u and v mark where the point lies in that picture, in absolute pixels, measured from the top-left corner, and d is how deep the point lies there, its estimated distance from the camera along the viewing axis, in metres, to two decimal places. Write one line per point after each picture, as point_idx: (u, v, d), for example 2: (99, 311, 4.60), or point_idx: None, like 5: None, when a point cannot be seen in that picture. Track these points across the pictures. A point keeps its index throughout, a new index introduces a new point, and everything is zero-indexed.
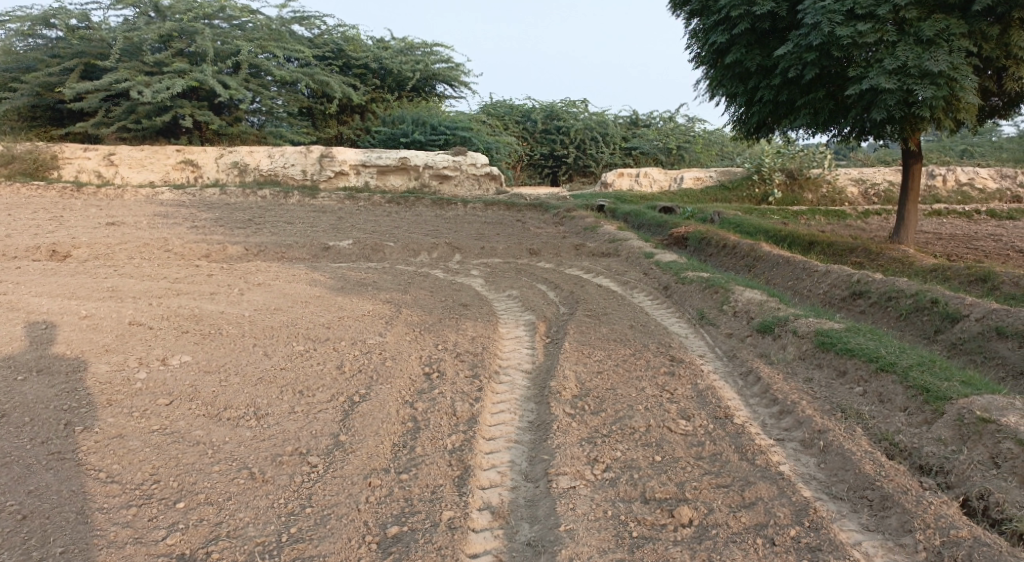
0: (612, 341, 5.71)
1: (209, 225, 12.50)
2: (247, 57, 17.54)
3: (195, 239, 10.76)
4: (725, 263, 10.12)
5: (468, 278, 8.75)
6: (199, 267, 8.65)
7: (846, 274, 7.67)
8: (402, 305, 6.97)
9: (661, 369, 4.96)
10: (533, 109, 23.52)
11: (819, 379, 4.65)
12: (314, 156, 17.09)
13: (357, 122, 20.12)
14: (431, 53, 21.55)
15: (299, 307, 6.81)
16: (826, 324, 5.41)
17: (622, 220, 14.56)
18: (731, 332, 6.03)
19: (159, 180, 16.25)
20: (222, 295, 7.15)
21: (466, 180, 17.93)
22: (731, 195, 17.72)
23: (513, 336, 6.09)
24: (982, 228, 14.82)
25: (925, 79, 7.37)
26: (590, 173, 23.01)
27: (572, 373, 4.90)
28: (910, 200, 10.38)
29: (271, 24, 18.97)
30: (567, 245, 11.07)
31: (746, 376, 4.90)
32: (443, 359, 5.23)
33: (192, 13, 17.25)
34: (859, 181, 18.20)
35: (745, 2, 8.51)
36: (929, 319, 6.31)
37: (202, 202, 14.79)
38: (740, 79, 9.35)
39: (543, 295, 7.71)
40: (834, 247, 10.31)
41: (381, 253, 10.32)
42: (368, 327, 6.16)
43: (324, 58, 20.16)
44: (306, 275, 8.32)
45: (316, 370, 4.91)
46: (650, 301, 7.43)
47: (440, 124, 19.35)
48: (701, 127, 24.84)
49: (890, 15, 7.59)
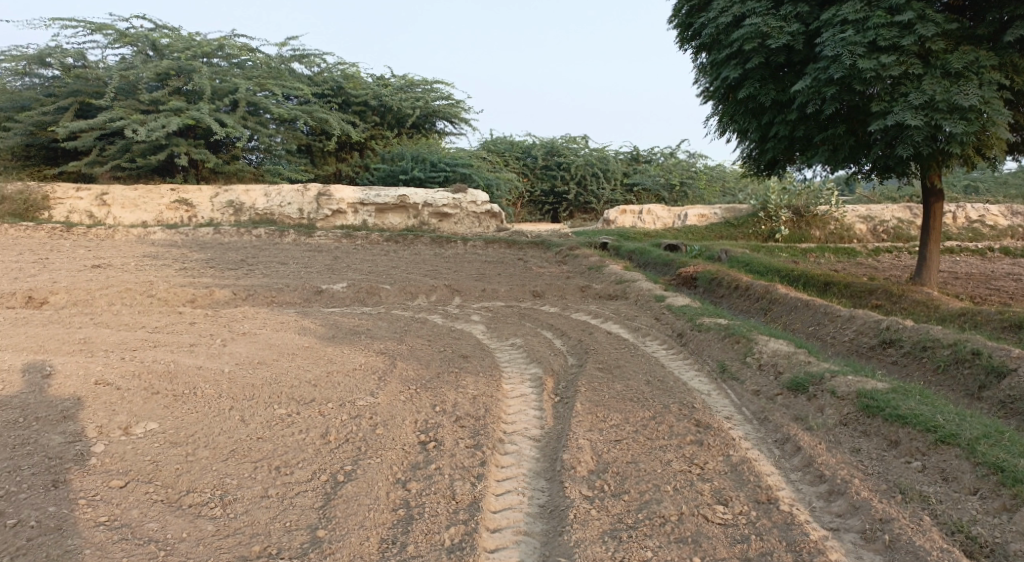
0: (628, 400, 5.15)
1: (200, 266, 12.02)
2: (245, 95, 17.29)
3: (182, 282, 10.28)
4: (738, 306, 9.60)
5: (469, 324, 8.22)
6: (183, 314, 8.13)
7: (873, 320, 7.17)
8: (398, 358, 6.42)
9: (687, 436, 4.40)
10: (533, 146, 23.25)
11: (867, 450, 4.11)
12: (310, 195, 16.67)
13: (356, 160, 19.81)
14: (430, 91, 21.36)
15: (284, 360, 6.26)
16: (867, 383, 4.86)
17: (627, 258, 14.09)
18: (758, 390, 5.47)
19: (152, 220, 15.84)
20: (204, 347, 6.61)
21: (466, 218, 17.49)
22: (736, 231, 17.29)
23: (518, 394, 5.52)
24: (1000, 266, 14.33)
25: (953, 114, 6.98)
26: (591, 210, 22.65)
27: (586, 441, 4.34)
28: (931, 239, 9.90)
29: (270, 62, 18.81)
30: (572, 286, 10.59)
31: (783, 444, 4.36)
32: (442, 424, 4.67)
33: (190, 52, 17.07)
34: (867, 218, 17.79)
35: (759, 35, 8.16)
36: (972, 373, 5.78)
37: (195, 242, 14.37)
38: (752, 114, 8.97)
39: (550, 344, 7.16)
40: (852, 288, 9.80)
41: (377, 296, 9.83)
42: (359, 384, 5.59)
43: (323, 95, 19.96)
44: (295, 322, 7.80)
45: (298, 440, 4.34)
46: (664, 351, 6.88)
47: (439, 161, 19.01)
48: (703, 163, 24.56)
49: (914, 47, 7.23)
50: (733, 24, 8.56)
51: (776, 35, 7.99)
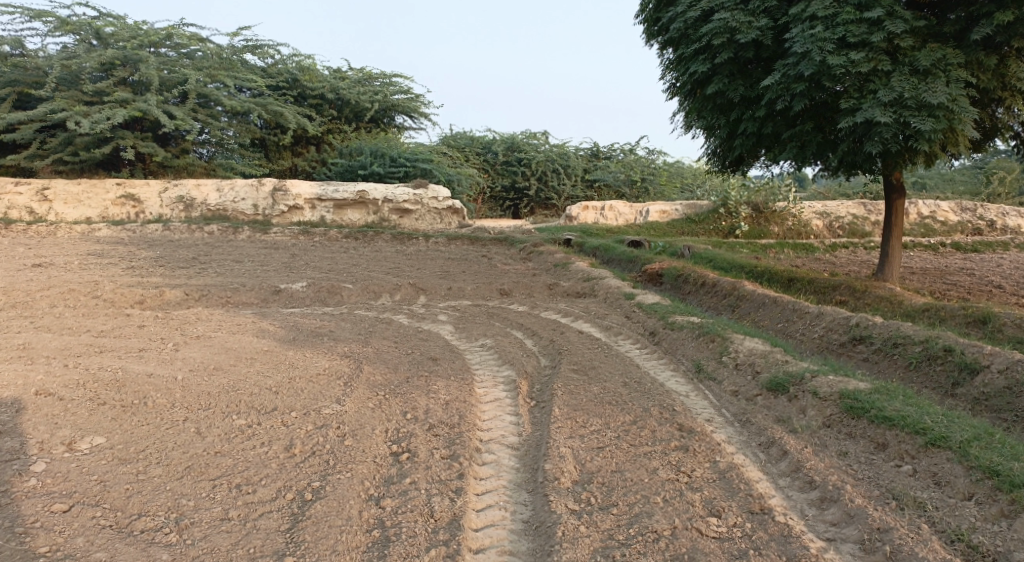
0: (607, 404, 4.97)
1: (149, 265, 11.45)
2: (195, 86, 16.63)
3: (130, 282, 9.74)
4: (706, 303, 9.54)
5: (435, 324, 7.96)
6: (131, 316, 7.66)
7: (843, 317, 7.16)
8: (363, 361, 6.12)
9: (671, 441, 4.25)
10: (493, 141, 23.01)
11: (855, 453, 4.01)
12: (266, 190, 16.10)
13: (313, 154, 19.23)
14: (389, 84, 20.91)
15: (242, 366, 5.89)
16: (849, 383, 4.79)
17: (591, 255, 13.98)
18: (737, 390, 5.37)
19: (97, 217, 15.10)
20: (154, 353, 6.19)
21: (427, 214, 17.14)
22: (697, 228, 17.35)
23: (492, 399, 5.29)
24: (951, 261, 14.71)
25: (922, 111, 7.01)
26: (552, 206, 22.54)
27: (568, 449, 4.15)
28: (893, 235, 10.01)
29: (221, 53, 18.12)
30: (538, 284, 10.40)
31: (768, 448, 4.24)
32: (414, 433, 4.41)
33: (136, 41, 16.31)
34: (824, 214, 18.06)
35: (728, 30, 8.09)
36: (945, 370, 5.78)
37: (143, 240, 13.73)
38: (720, 110, 8.91)
39: (521, 344, 6.94)
40: (816, 284, 9.84)
41: (338, 296, 9.47)
42: (323, 391, 5.28)
43: (278, 88, 19.38)
44: (253, 324, 7.43)
45: (260, 454, 4.04)
46: (638, 351, 6.73)
47: (399, 156, 18.60)
48: (662, 159, 24.64)
49: (883, 44, 7.24)
50: (702, 19, 8.48)
51: (745, 29, 7.93)
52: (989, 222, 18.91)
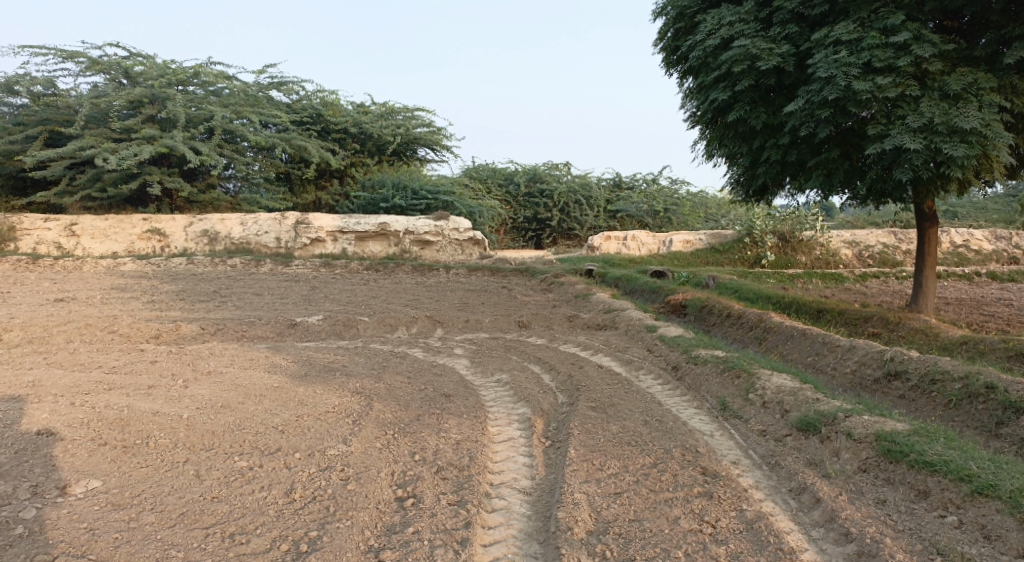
0: (626, 445, 4.71)
1: (169, 298, 11.47)
2: (221, 122, 16.88)
3: (148, 316, 9.71)
4: (731, 336, 9.21)
5: (451, 358, 7.77)
6: (144, 351, 7.58)
7: (876, 350, 6.82)
8: (375, 398, 5.93)
9: (694, 487, 3.97)
10: (515, 172, 23.01)
11: (894, 501, 3.70)
12: (288, 223, 16.18)
13: (336, 187, 19.33)
14: (411, 118, 21.06)
15: (250, 403, 5.74)
16: (885, 423, 4.48)
17: (613, 286, 13.72)
18: (765, 430, 5.08)
19: (123, 251, 15.27)
20: (163, 390, 6.06)
21: (448, 245, 17.05)
22: (722, 257, 17.01)
23: (506, 439, 5.05)
24: (988, 291, 14.19)
25: (953, 136, 6.75)
26: (574, 237, 22.39)
27: (582, 494, 3.90)
28: (926, 265, 9.63)
29: (247, 89, 18.42)
30: (558, 316, 10.17)
31: (799, 495, 3.96)
32: (421, 476, 4.19)
33: (164, 79, 16.66)
34: (852, 243, 17.63)
35: (748, 57, 7.94)
36: (988, 409, 5.43)
37: (167, 273, 13.81)
38: (742, 138, 8.71)
39: (538, 380, 6.70)
40: (846, 316, 9.48)
41: (354, 329, 9.32)
42: (330, 430, 5.08)
43: (302, 123, 19.63)
44: (266, 359, 7.31)
45: (258, 500, 3.86)
46: (659, 387, 6.46)
47: (421, 188, 18.62)
48: (685, 189, 24.39)
49: (910, 68, 7.02)
50: (721, 46, 8.34)
51: (766, 56, 7.77)
52: None
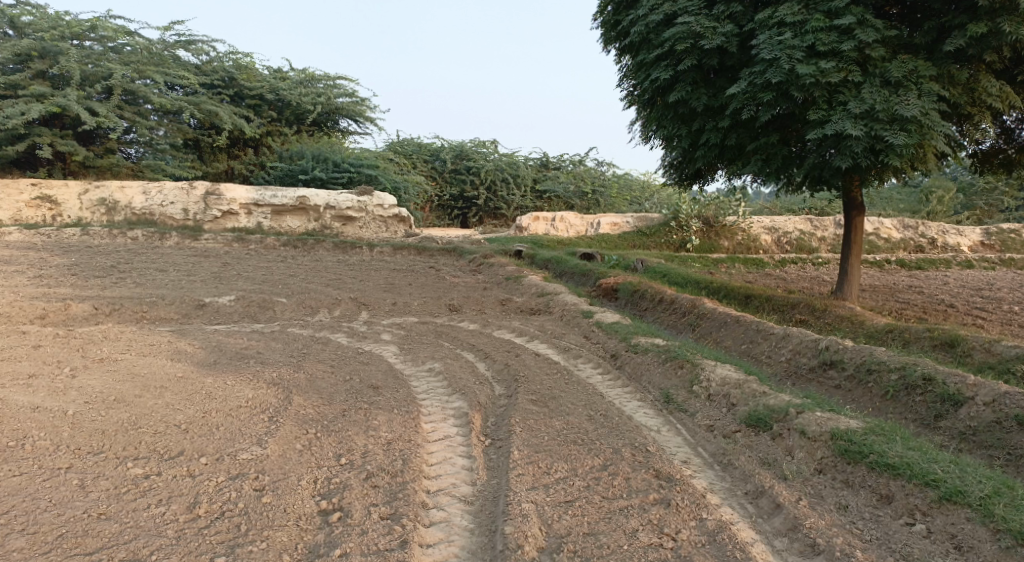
0: (572, 444, 4.38)
1: (60, 273, 10.34)
2: (122, 81, 15.42)
3: (34, 293, 8.66)
4: (665, 321, 9.08)
5: (377, 345, 7.24)
6: (25, 334, 6.66)
7: (811, 339, 6.77)
8: (294, 390, 5.36)
9: (650, 493, 3.71)
10: (442, 148, 22.32)
11: (857, 507, 3.65)
12: (198, 193, 14.99)
13: (251, 157, 18.10)
14: (333, 86, 19.96)
15: (149, 397, 5.05)
16: (838, 420, 4.36)
17: (542, 267, 13.44)
18: (713, 425, 4.87)
19: (8, 219, 13.79)
20: (45, 381, 5.26)
21: (372, 222, 16.29)
22: (649, 241, 17.03)
23: (441, 438, 4.61)
24: (898, 279, 14.78)
25: (894, 124, 6.73)
26: (501, 216, 21.99)
27: (530, 504, 3.55)
28: (853, 253, 9.76)
29: (151, 47, 16.91)
30: (490, 299, 9.76)
31: (756, 499, 3.79)
32: (348, 485, 3.71)
33: (57, 32, 15.02)
34: (772, 229, 18.00)
35: (692, 35, 7.72)
36: (925, 400, 5.42)
37: (59, 245, 12.52)
38: (682, 120, 8.49)
39: (472, 369, 6.27)
40: (773, 302, 9.49)
41: (270, 311, 8.61)
42: (242, 430, 4.50)
43: (213, 86, 18.26)
44: (169, 344, 6.58)
45: (154, 518, 3.30)
46: (599, 377, 6.18)
47: (343, 161, 17.69)
48: (612, 171, 24.33)
49: (853, 54, 6.96)
50: (664, 23, 8.08)
51: (710, 35, 7.57)
52: (929, 239, 19.25)
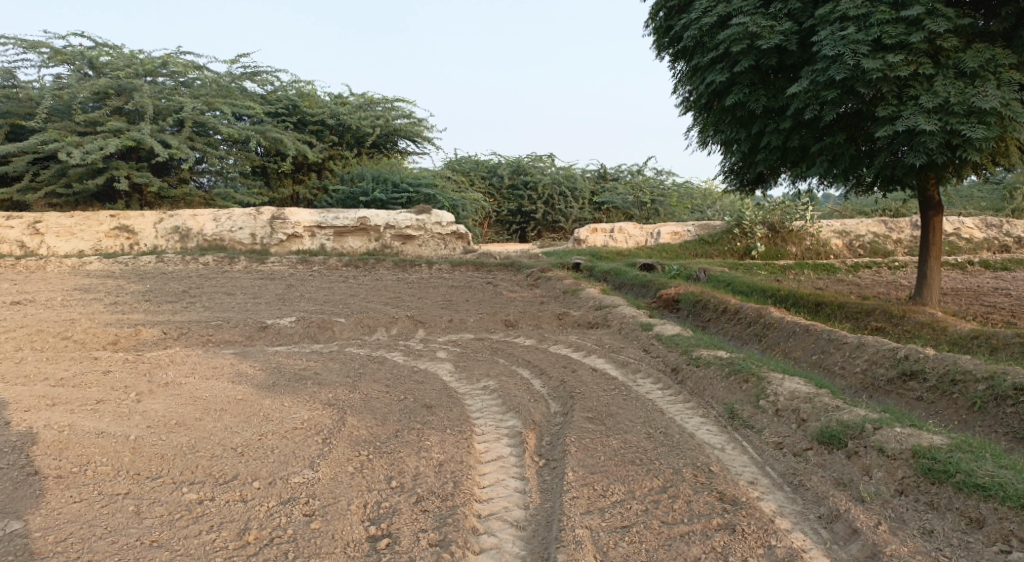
0: (630, 465, 4.18)
1: (135, 299, 10.78)
2: (191, 114, 16.11)
3: (109, 320, 9.03)
4: (729, 332, 8.72)
5: (434, 363, 7.20)
6: (97, 360, 6.92)
7: (888, 348, 6.34)
8: (349, 411, 5.35)
9: (713, 518, 3.50)
10: (499, 164, 22.41)
11: (943, 532, 3.33)
12: (264, 218, 15.47)
13: (314, 181, 18.58)
14: (391, 109, 20.33)
15: (209, 420, 5.13)
16: (920, 437, 4.02)
17: (601, 280, 13.21)
18: (781, 442, 4.58)
19: (89, 249, 14.54)
20: (112, 406, 5.41)
21: (430, 240, 16.44)
22: (711, 249, 16.55)
23: (494, 458, 4.50)
24: (984, 281, 13.85)
25: (970, 117, 6.29)
26: (559, 229, 21.86)
27: (584, 530, 3.40)
28: (931, 255, 9.17)
29: (219, 80, 17.64)
30: (547, 313, 9.62)
31: (831, 524, 3.52)
32: (397, 509, 3.64)
33: (132, 70, 15.83)
34: (843, 233, 17.22)
35: (748, 35, 7.44)
36: (1017, 412, 4.98)
37: (135, 272, 13.10)
38: (740, 123, 8.20)
39: (528, 386, 6.14)
40: (846, 309, 9.00)
41: (329, 331, 8.71)
42: (295, 452, 4.50)
43: (278, 114, 18.90)
44: (231, 367, 6.71)
45: (204, 545, 3.31)
46: (660, 392, 5.95)
47: (401, 182, 17.96)
48: (671, 180, 23.87)
49: (923, 45, 6.55)
50: (718, 25, 7.83)
51: (767, 35, 7.28)
52: (1017, 238, 18.06)
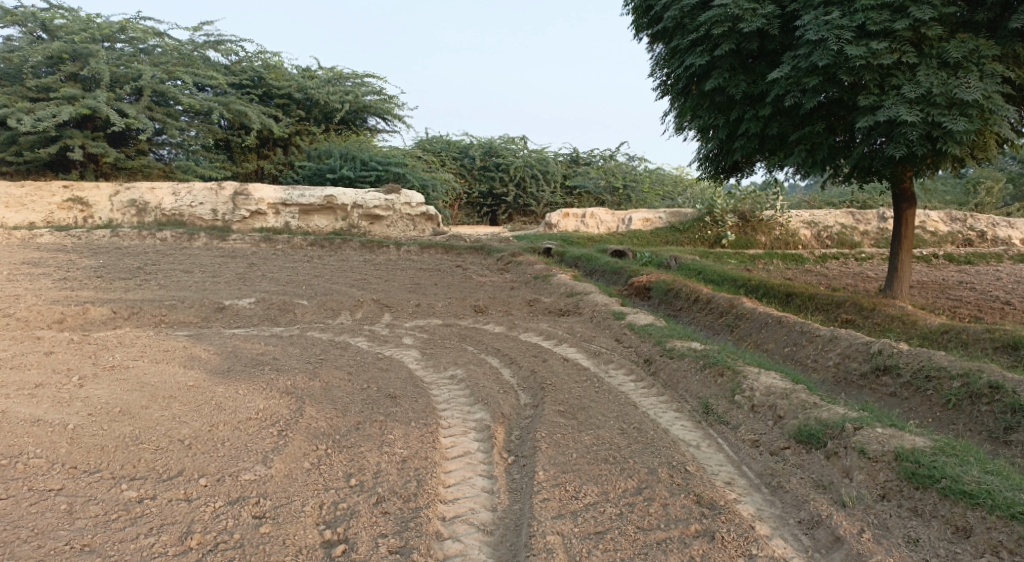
0: (603, 463, 3.99)
1: (85, 276, 10.24)
2: (151, 82, 15.37)
3: (56, 297, 8.52)
4: (701, 322, 8.60)
5: (399, 349, 6.92)
6: (39, 340, 6.48)
7: (862, 342, 6.24)
8: (307, 401, 5.05)
9: (691, 523, 3.32)
10: (470, 145, 22.01)
11: (928, 540, 3.21)
12: (226, 194, 14.90)
13: (279, 156, 17.99)
14: (361, 84, 19.78)
15: (155, 409, 4.79)
16: (901, 438, 3.90)
17: (572, 266, 13.02)
18: (758, 440, 4.43)
19: (40, 221, 13.83)
20: (51, 391, 5.03)
21: (399, 220, 16.03)
22: (682, 236, 16.52)
23: (460, 454, 4.26)
24: (948, 274, 13.99)
25: (952, 109, 6.19)
26: (530, 213, 21.59)
27: (556, 537, 3.20)
28: (903, 248, 9.14)
29: (181, 48, 16.90)
30: (517, 299, 9.38)
31: (812, 531, 3.37)
32: (355, 512, 3.38)
33: (88, 34, 15.03)
34: (812, 223, 17.25)
35: (730, 18, 7.23)
36: (991, 411, 4.93)
37: (88, 247, 12.50)
38: (719, 109, 8.01)
39: (496, 376, 5.91)
40: (817, 301, 8.93)
41: (290, 314, 8.37)
42: (247, 446, 4.20)
43: (242, 86, 18.21)
44: (183, 350, 6.33)
45: (141, 551, 3.03)
46: (632, 384, 5.77)
47: (371, 159, 17.49)
48: (644, 166, 23.74)
49: (907, 33, 6.41)
50: (699, 6, 7.61)
51: (750, 17, 7.07)
52: (979, 232, 18.33)
